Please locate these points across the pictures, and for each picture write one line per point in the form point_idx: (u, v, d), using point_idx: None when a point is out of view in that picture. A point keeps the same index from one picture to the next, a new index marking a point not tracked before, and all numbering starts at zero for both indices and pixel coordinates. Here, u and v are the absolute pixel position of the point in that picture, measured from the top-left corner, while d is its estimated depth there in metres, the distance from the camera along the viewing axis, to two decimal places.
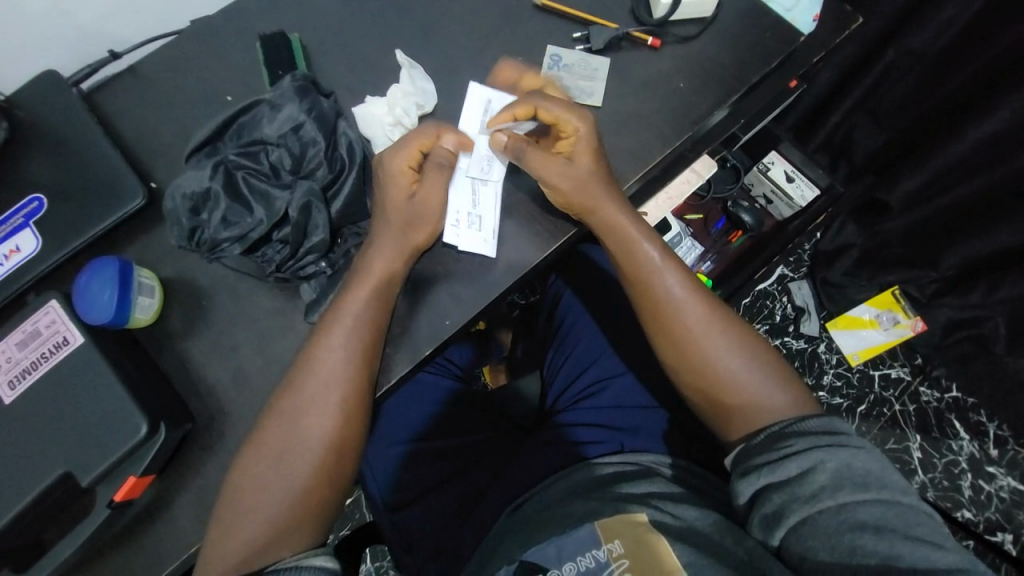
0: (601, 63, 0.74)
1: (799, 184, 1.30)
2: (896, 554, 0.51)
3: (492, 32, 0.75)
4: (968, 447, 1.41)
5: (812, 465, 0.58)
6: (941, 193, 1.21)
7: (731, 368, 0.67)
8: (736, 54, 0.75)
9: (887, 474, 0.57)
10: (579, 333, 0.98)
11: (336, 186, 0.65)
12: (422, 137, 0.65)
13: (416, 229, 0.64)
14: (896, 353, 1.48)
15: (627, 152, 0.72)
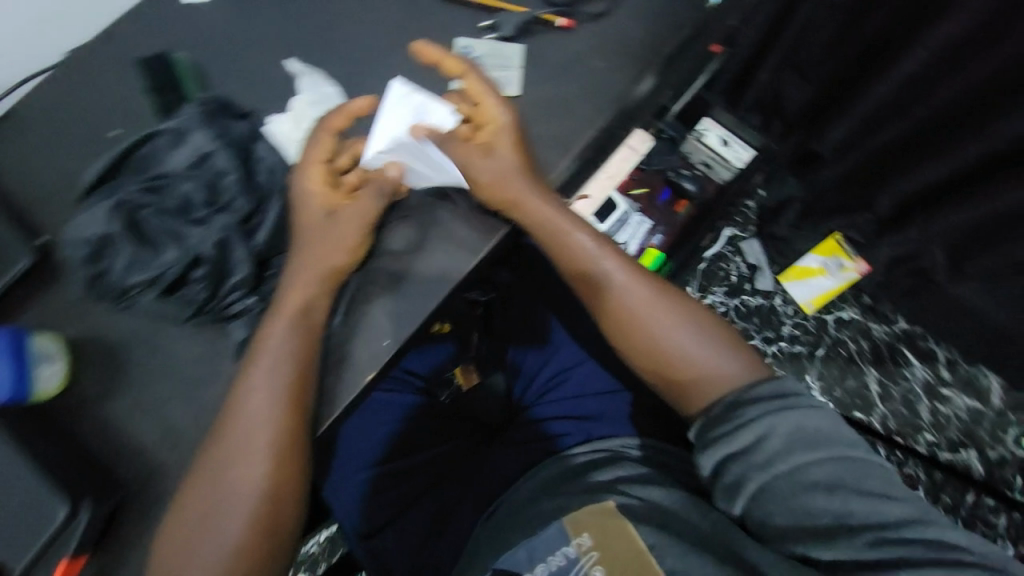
0: (515, 51, 0.71)
1: (733, 147, 1.32)
2: (847, 510, 0.56)
3: (396, 28, 0.71)
4: (921, 373, 1.49)
5: (766, 432, 0.59)
6: (869, 137, 1.26)
7: (681, 343, 0.66)
8: (649, 26, 0.74)
9: (836, 429, 0.60)
10: (539, 327, 0.97)
11: (259, 216, 0.60)
12: (318, 148, 0.61)
13: (336, 250, 0.60)
14: (845, 295, 1.56)
15: (552, 140, 0.70)
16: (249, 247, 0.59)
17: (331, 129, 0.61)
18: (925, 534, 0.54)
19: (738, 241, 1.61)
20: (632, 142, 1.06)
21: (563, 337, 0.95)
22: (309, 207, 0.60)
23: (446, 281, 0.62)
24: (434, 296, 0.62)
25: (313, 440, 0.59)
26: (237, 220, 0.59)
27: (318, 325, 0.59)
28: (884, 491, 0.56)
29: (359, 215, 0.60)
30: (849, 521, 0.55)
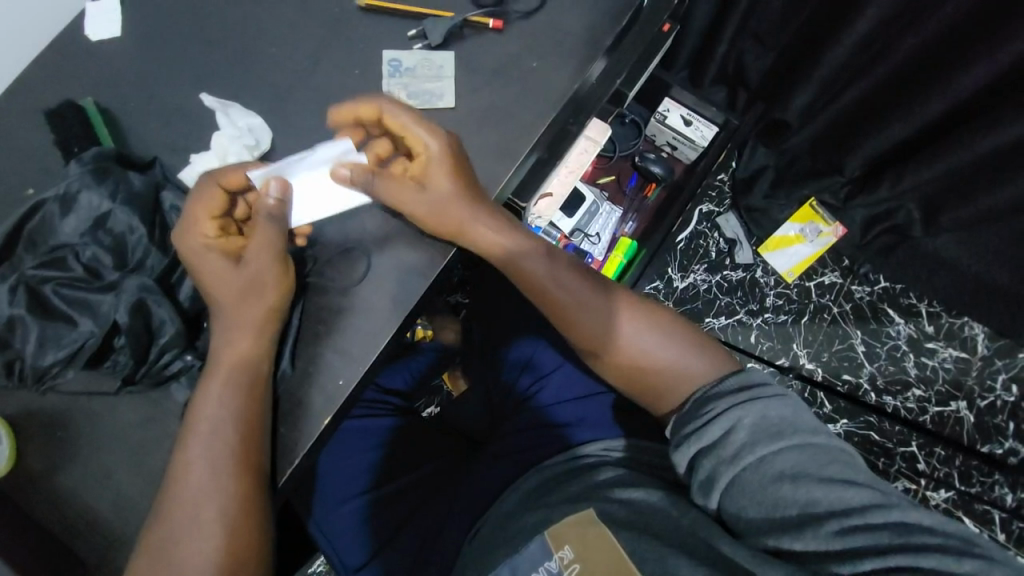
0: (445, 58, 0.68)
1: (697, 126, 1.29)
2: (808, 498, 0.56)
3: (320, 50, 0.68)
4: (905, 330, 1.47)
5: (732, 425, 0.60)
6: (833, 100, 1.24)
7: (646, 352, 0.67)
8: (585, 17, 0.71)
9: (798, 418, 0.61)
10: (512, 336, 0.97)
11: (178, 273, 0.57)
12: (206, 204, 0.56)
13: (263, 289, 0.56)
14: (825, 260, 1.52)
15: (493, 150, 0.67)
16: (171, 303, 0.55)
17: (221, 184, 0.56)
18: (885, 520, 0.53)
19: (714, 216, 1.54)
20: (589, 132, 1.03)
21: (535, 345, 0.94)
22: (214, 263, 0.56)
23: (397, 312, 0.60)
24: (387, 329, 0.59)
25: (272, 494, 0.56)
26: (156, 278, 0.56)
27: (263, 371, 0.56)
28: (844, 477, 0.57)
29: (266, 256, 0.56)
30: (813, 509, 0.55)
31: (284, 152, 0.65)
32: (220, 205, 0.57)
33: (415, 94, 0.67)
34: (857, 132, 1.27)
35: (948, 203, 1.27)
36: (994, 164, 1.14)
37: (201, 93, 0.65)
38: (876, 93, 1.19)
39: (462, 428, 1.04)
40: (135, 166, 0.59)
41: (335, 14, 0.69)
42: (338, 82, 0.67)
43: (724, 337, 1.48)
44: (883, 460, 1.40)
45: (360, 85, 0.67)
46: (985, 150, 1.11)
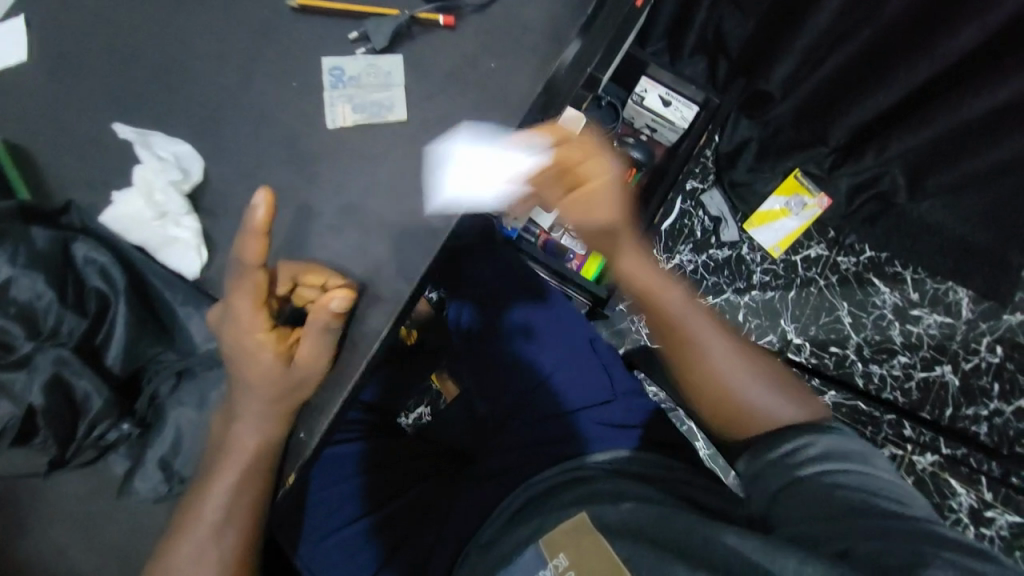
0: (394, 63, 0.61)
1: (676, 106, 1.23)
2: (859, 504, 0.55)
3: (251, 63, 0.61)
4: (890, 298, 1.46)
5: (804, 440, 0.63)
6: (816, 68, 1.17)
7: (744, 382, 0.71)
8: (545, 6, 0.64)
9: (875, 460, 0.61)
10: (499, 347, 0.93)
11: (102, 333, 0.51)
12: (250, 294, 0.50)
13: (299, 393, 0.52)
14: (812, 233, 1.48)
15: (452, 164, 0.61)
16: (96, 373, 0.50)
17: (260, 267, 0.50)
18: (924, 528, 0.52)
19: (698, 194, 1.49)
20: (562, 123, 0.97)
21: (518, 356, 0.92)
22: (261, 360, 0.52)
23: (361, 352, 0.55)
24: (353, 374, 0.55)
25: (260, 540, 0.57)
26: (73, 346, 0.50)
27: (274, 445, 0.53)
28: (901, 502, 0.56)
29: (317, 365, 0.52)
30: (860, 511, 0.55)
31: (219, 184, 0.58)
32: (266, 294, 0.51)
33: (362, 106, 0.60)
34: (840, 101, 1.22)
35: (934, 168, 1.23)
36: (983, 124, 1.09)
37: (117, 122, 0.58)
38: (860, 60, 1.12)
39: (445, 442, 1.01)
40: (44, 215, 0.52)
41: (264, 18, 0.61)
42: (273, 97, 0.60)
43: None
44: (870, 428, 1.41)
45: (298, 99, 0.60)
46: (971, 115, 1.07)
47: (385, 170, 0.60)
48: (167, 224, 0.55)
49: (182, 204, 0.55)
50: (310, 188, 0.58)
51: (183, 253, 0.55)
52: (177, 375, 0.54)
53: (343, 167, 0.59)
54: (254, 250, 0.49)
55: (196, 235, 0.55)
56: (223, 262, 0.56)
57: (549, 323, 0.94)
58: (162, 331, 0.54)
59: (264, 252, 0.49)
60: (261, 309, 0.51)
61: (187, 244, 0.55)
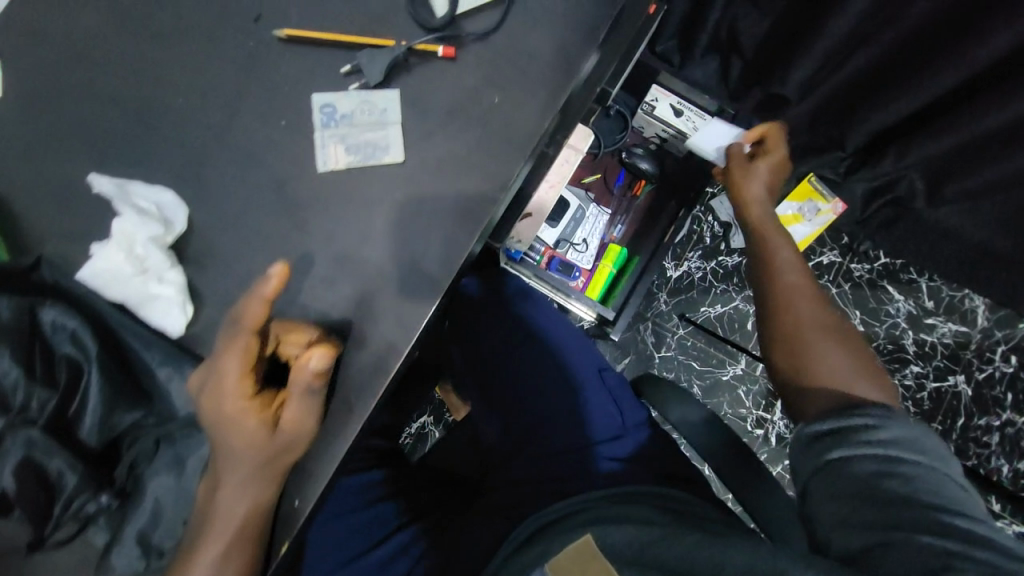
0: (390, 98, 0.57)
1: (688, 116, 1.14)
2: (913, 497, 0.51)
3: (236, 100, 0.56)
4: (905, 306, 1.40)
5: (873, 420, 0.58)
6: (839, 68, 1.10)
7: (830, 350, 0.70)
8: (552, 33, 0.59)
9: (950, 464, 0.55)
10: (506, 378, 0.93)
11: (74, 407, 0.49)
12: (238, 357, 0.48)
13: (283, 457, 0.49)
14: (825, 239, 1.41)
15: (451, 209, 0.56)
16: (69, 449, 0.48)
17: (252, 330, 0.48)
18: (976, 533, 0.47)
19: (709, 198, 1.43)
20: (570, 141, 0.90)
21: (525, 390, 0.92)
22: (246, 427, 0.49)
23: (355, 418, 0.52)
24: (347, 435, 0.52)
25: None
26: (44, 425, 0.47)
27: (265, 510, 0.50)
28: (966, 506, 0.51)
29: (302, 430, 0.49)
30: (910, 503, 0.51)
31: (203, 234, 0.54)
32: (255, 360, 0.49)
33: (355, 147, 0.56)
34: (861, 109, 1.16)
35: (956, 173, 1.15)
36: (1011, 136, 1.02)
37: (93, 173, 0.54)
38: (885, 62, 1.05)
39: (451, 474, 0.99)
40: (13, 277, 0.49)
41: (251, 51, 0.57)
42: (260, 137, 0.56)
43: (720, 329, 1.41)
44: None
45: (287, 139, 0.56)
46: (996, 125, 1.01)
47: (380, 215, 0.56)
48: (149, 280, 0.51)
49: (164, 259, 0.52)
50: (300, 237, 0.55)
51: (167, 309, 0.51)
52: (155, 444, 0.51)
53: (336, 213, 0.55)
54: (253, 314, 0.48)
55: (180, 289, 0.52)
56: (207, 319, 0.53)
57: (547, 352, 0.93)
58: (140, 396, 0.51)
59: (260, 314, 0.48)
60: (248, 375, 0.48)
61: (170, 301, 0.51)
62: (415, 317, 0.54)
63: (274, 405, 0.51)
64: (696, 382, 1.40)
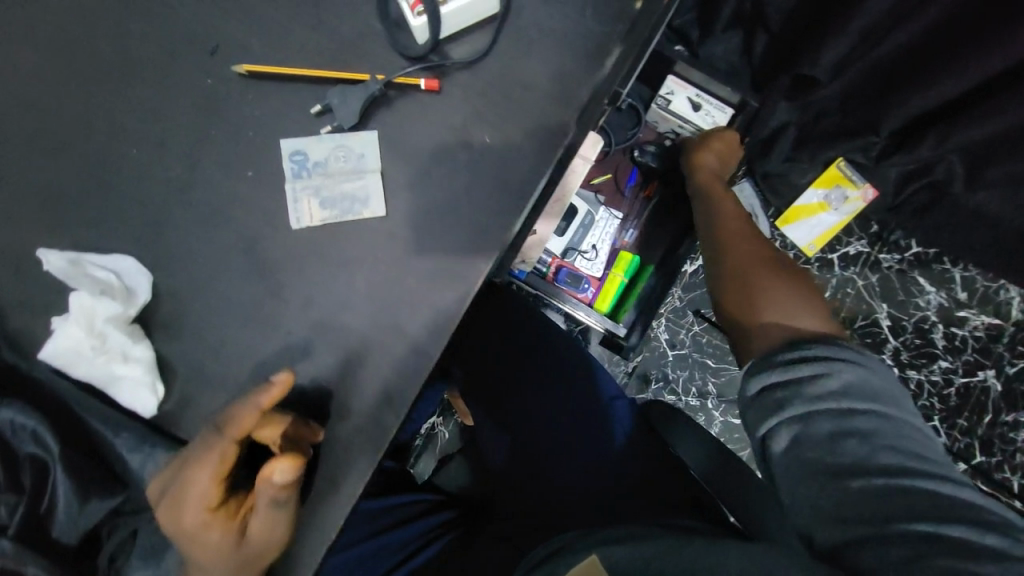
0: (368, 141, 0.50)
1: (708, 110, 1.02)
2: (876, 460, 0.47)
3: (196, 148, 0.51)
4: (935, 299, 1.19)
5: (824, 371, 0.53)
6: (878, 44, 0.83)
7: (769, 299, 0.74)
8: (551, 59, 0.51)
9: (900, 398, 0.52)
10: (535, 402, 0.88)
11: (45, 503, 0.45)
12: (209, 465, 0.45)
13: (251, 567, 0.46)
14: (851, 228, 1.20)
15: (441, 268, 0.51)
16: (41, 552, 0.44)
17: (232, 437, 0.45)
18: (938, 495, 0.45)
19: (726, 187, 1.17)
20: (581, 153, 0.71)
21: (553, 416, 0.87)
22: (211, 537, 0.47)
23: (349, 487, 0.49)
24: (343, 505, 0.49)
25: None
26: (15, 530, 0.44)
27: None
28: (923, 455, 0.48)
29: (268, 545, 0.46)
30: (875, 470, 0.46)
31: (170, 304, 0.50)
32: (226, 468, 0.46)
33: (331, 200, 0.50)
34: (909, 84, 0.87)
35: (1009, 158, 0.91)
36: None
37: (42, 248, 0.49)
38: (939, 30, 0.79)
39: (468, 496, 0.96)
40: None
41: (209, 91, 0.51)
42: (225, 191, 0.50)
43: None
44: None
45: (254, 192, 0.50)
46: None
47: (364, 275, 0.50)
48: (112, 360, 0.47)
49: (125, 337, 0.47)
50: (276, 302, 0.50)
51: (136, 390, 0.48)
52: (134, 532, 0.49)
53: (313, 276, 0.50)
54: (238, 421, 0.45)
55: (146, 366, 0.48)
56: (179, 398, 0.49)
57: (556, 374, 0.89)
58: (115, 483, 0.48)
59: (247, 422, 0.45)
60: (217, 483, 0.46)
61: (138, 381, 0.48)
62: (403, 391, 0.50)
63: (243, 511, 0.48)
64: (710, 383, 1.25)
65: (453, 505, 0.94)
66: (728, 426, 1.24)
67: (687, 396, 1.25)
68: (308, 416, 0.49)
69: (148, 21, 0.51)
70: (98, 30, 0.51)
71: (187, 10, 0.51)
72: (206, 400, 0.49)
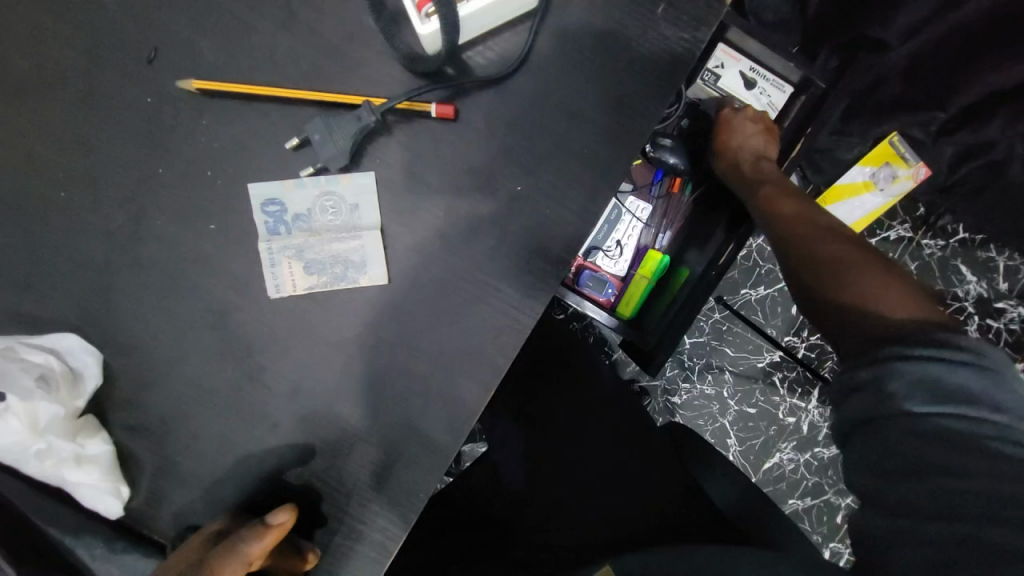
0: (363, 186, 0.39)
1: (763, 88, 0.68)
2: (940, 453, 0.34)
3: (141, 189, 0.39)
4: (976, 289, 0.87)
5: (886, 379, 0.36)
6: None
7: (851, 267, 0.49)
8: (602, 75, 0.39)
9: (1013, 395, 0.33)
10: (569, 423, 0.70)
11: None
12: None
13: None
14: (893, 209, 0.87)
15: (453, 345, 0.40)
16: None
17: None
18: (1012, 492, 0.31)
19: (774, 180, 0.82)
20: None
21: (593, 442, 0.70)
22: None
23: None
24: None
25: None
26: None
27: None
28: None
29: None
30: (926, 468, 0.34)
31: (128, 390, 0.41)
32: None
33: (319, 263, 0.39)
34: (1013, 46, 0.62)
35: None
36: None
37: None
38: None
39: (479, 507, 0.68)
40: None
41: (150, 114, 0.39)
42: (182, 247, 0.40)
43: (758, 316, 0.93)
44: None
45: (220, 251, 0.39)
46: None
47: (358, 353, 0.40)
48: (58, 462, 0.39)
49: (75, 434, 0.39)
50: (253, 386, 0.41)
51: (95, 496, 0.40)
52: None
53: (300, 356, 0.40)
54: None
55: (104, 468, 0.40)
56: (150, 499, 0.41)
57: (589, 387, 0.73)
58: None
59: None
60: None
61: (95, 487, 0.40)
62: (407, 488, 0.41)
63: None
64: (728, 371, 0.94)
65: (467, 522, 0.67)
66: (742, 416, 0.94)
67: (701, 382, 0.94)
68: (298, 539, 0.40)
69: (70, 20, 0.39)
70: (10, 30, 0.39)
71: (121, 6, 0.38)
72: (179, 501, 0.41)
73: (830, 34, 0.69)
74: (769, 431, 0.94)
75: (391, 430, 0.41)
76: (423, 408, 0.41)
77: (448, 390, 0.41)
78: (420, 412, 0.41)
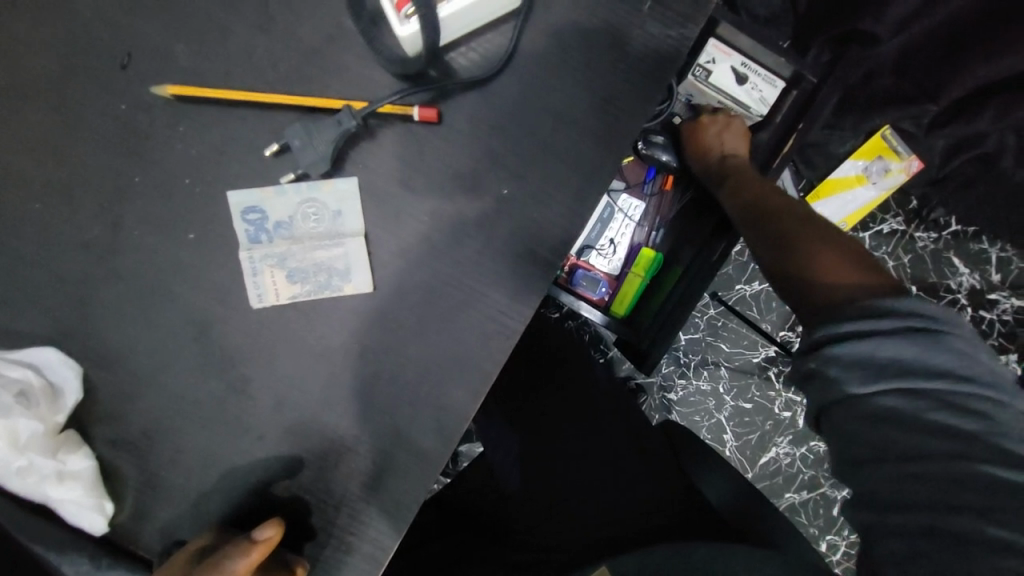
0: (346, 192, 0.38)
1: (755, 84, 0.67)
2: (894, 440, 0.34)
3: (119, 199, 0.38)
4: (969, 281, 0.87)
5: (822, 364, 0.37)
6: None
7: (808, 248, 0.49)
8: (588, 74, 0.38)
9: (939, 356, 0.34)
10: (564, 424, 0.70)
11: None
12: None
13: None
14: (886, 203, 0.87)
15: (441, 351, 0.40)
16: None
17: None
18: (965, 472, 0.32)
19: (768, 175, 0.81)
20: None
21: (588, 442, 0.69)
22: None
23: None
24: None
25: None
26: None
27: None
28: (967, 427, 0.32)
29: None
30: (887, 457, 0.34)
31: (109, 404, 0.40)
32: None
33: (302, 272, 0.39)
34: None
35: None
36: None
37: None
38: None
39: (478, 509, 0.68)
40: None
41: (126, 121, 0.38)
42: (161, 256, 0.39)
43: (753, 311, 0.93)
44: None
45: (201, 260, 0.39)
46: None
47: (344, 361, 0.40)
48: (40, 480, 0.38)
49: (56, 451, 0.38)
50: (238, 397, 0.40)
51: (77, 514, 0.39)
52: None
53: (285, 365, 0.40)
54: None
55: (86, 484, 0.39)
56: (135, 514, 0.40)
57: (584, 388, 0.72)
58: None
59: None
60: None
61: (78, 505, 0.39)
62: (397, 497, 0.40)
63: None
64: (723, 368, 0.94)
65: (466, 526, 0.67)
66: (737, 411, 0.94)
67: (696, 378, 0.94)
68: (285, 553, 0.40)
69: (40, 26, 0.37)
70: None
71: (92, 11, 0.37)
72: (165, 516, 0.40)
73: (820, 27, 0.68)
74: (765, 426, 0.94)
75: (381, 438, 0.40)
76: (413, 415, 0.40)
77: (438, 397, 0.40)
78: (410, 420, 0.40)
